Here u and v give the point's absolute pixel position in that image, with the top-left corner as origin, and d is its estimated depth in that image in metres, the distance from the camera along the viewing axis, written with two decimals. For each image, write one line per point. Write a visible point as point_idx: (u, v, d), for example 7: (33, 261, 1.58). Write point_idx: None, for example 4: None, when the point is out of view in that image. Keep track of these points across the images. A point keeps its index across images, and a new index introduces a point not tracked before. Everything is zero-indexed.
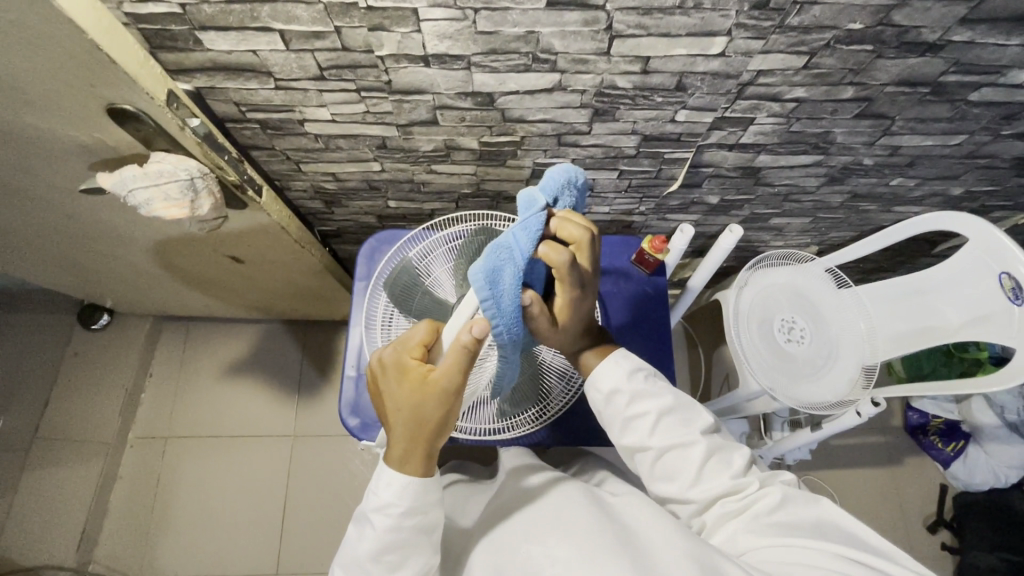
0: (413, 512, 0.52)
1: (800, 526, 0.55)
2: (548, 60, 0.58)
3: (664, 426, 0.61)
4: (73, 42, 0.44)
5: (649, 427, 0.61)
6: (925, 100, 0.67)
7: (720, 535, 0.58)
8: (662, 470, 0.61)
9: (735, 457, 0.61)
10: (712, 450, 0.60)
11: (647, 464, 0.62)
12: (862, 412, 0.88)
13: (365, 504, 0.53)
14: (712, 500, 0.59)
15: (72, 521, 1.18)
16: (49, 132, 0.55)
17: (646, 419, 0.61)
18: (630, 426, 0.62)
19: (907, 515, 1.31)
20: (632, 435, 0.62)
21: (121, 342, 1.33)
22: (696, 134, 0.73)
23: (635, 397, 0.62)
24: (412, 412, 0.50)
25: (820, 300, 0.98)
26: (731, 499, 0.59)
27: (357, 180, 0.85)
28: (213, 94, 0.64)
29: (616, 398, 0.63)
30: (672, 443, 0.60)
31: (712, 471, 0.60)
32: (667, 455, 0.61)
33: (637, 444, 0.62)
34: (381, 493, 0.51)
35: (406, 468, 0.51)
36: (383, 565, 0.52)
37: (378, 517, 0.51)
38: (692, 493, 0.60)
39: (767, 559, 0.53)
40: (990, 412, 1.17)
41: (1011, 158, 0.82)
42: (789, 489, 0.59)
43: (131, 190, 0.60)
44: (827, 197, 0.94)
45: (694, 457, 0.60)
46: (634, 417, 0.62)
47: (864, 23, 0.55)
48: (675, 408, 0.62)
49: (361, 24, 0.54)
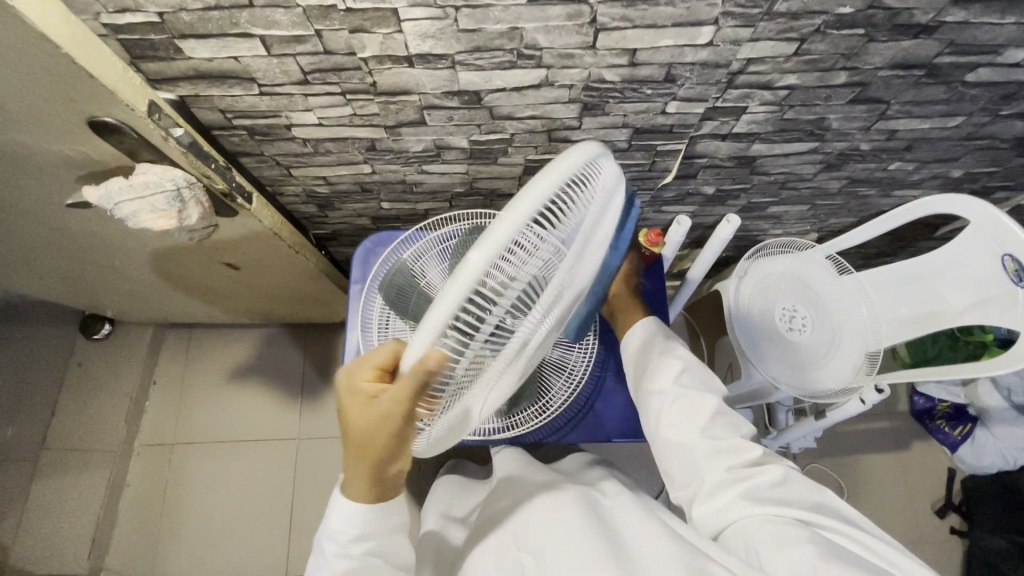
0: (367, 534, 0.52)
1: (799, 503, 0.55)
2: (534, 56, 0.57)
3: (684, 379, 0.63)
4: (48, 57, 0.44)
5: (672, 373, 0.63)
6: (921, 82, 0.66)
7: (714, 504, 0.57)
8: (670, 414, 0.61)
9: (743, 427, 0.61)
10: (721, 412, 0.61)
11: (660, 410, 0.62)
12: (866, 399, 0.87)
13: (329, 529, 0.52)
14: (720, 462, 0.58)
15: (83, 527, 1.20)
16: (33, 147, 0.54)
17: (670, 367, 0.64)
18: (657, 370, 0.64)
19: (915, 501, 1.30)
20: (656, 378, 0.64)
21: (124, 351, 1.34)
22: (688, 125, 0.72)
23: (668, 348, 0.66)
24: (348, 444, 0.47)
25: (823, 288, 0.96)
26: (737, 464, 0.58)
27: (348, 183, 0.85)
28: (197, 102, 0.64)
29: (650, 347, 0.67)
30: (688, 393, 0.61)
31: (719, 432, 0.59)
32: (684, 403, 0.61)
33: (658, 388, 0.63)
34: (329, 520, 0.52)
35: (350, 492, 0.51)
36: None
37: (351, 545, 0.52)
38: (697, 443, 0.59)
39: (763, 529, 0.52)
40: (996, 395, 1.18)
41: (1012, 138, 0.81)
42: (793, 471, 0.59)
43: (118, 203, 0.60)
44: (824, 183, 0.92)
45: (704, 415, 0.60)
46: (662, 363, 0.64)
47: (854, 7, 0.54)
48: (696, 368, 0.64)
49: (342, 27, 0.53)
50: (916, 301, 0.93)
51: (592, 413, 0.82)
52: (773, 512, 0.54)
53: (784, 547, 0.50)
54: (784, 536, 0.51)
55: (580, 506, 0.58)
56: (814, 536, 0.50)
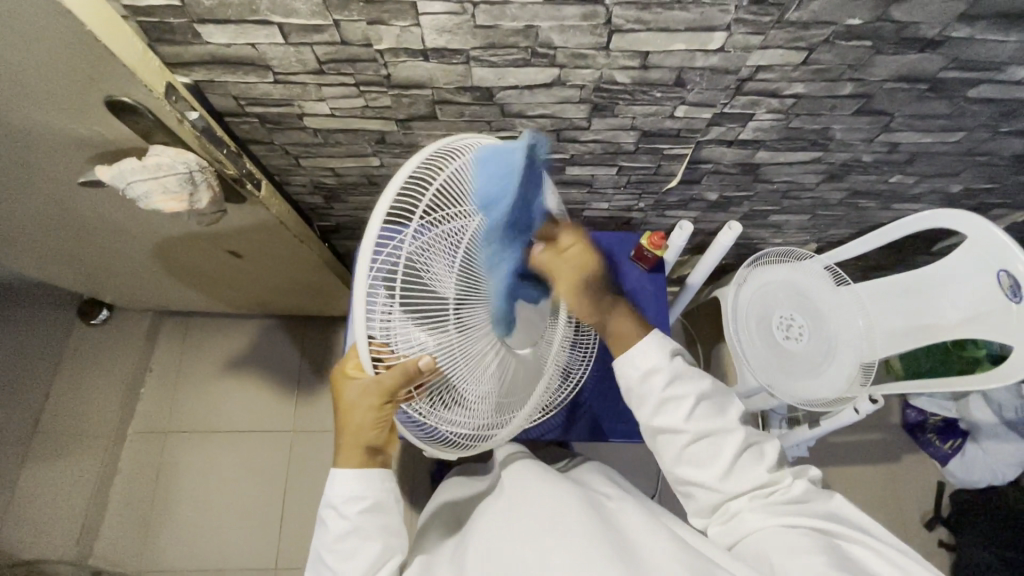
0: (355, 494, 0.55)
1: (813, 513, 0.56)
2: (547, 55, 0.58)
3: (699, 413, 0.60)
4: (71, 33, 0.44)
5: (686, 411, 0.59)
6: (924, 96, 0.67)
7: (732, 522, 0.58)
8: (687, 455, 0.60)
9: (765, 450, 0.61)
10: (746, 443, 0.60)
11: (675, 448, 0.60)
12: (860, 408, 0.89)
13: (329, 493, 0.55)
14: (742, 493, 0.58)
15: (72, 513, 1.19)
16: (48, 125, 0.55)
17: (683, 404, 0.60)
18: (667, 407, 0.60)
19: (905, 513, 1.31)
20: (666, 417, 0.60)
21: (120, 337, 1.34)
22: (695, 129, 0.73)
23: (675, 380, 0.61)
24: (344, 410, 0.54)
25: (819, 298, 0.99)
26: (761, 494, 0.58)
27: (356, 175, 0.86)
28: (212, 88, 0.64)
29: (655, 378, 0.61)
30: (705, 429, 0.59)
31: (744, 465, 0.59)
32: (701, 444, 0.59)
33: (668, 426, 0.60)
34: (335, 488, 0.55)
35: (346, 464, 0.55)
36: (353, 540, 0.54)
37: (349, 505, 0.55)
38: (720, 485, 0.58)
39: (777, 541, 0.53)
40: (988, 410, 1.19)
41: (1010, 156, 0.82)
42: (811, 486, 0.59)
43: (129, 182, 0.60)
44: (826, 194, 0.94)
45: (726, 450, 0.59)
46: (671, 400, 0.60)
47: (863, 19, 0.55)
48: (711, 398, 0.61)
49: (360, 18, 0.54)
50: (910, 315, 0.94)
51: (589, 413, 0.82)
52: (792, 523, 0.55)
53: (796, 554, 0.50)
54: (795, 546, 0.51)
55: (586, 506, 0.58)
56: (826, 546, 0.51)
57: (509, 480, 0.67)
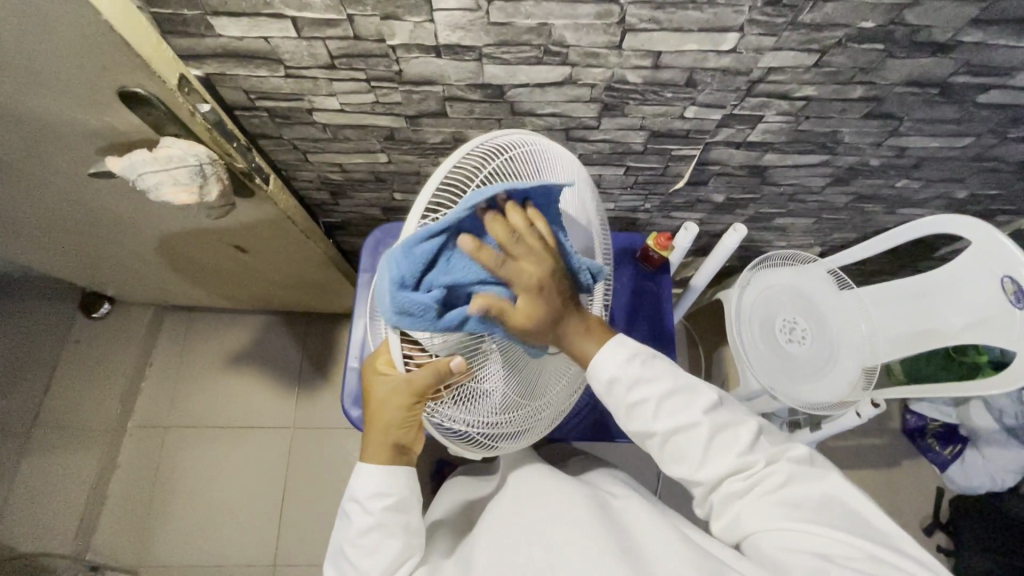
0: (380, 491, 0.55)
1: (805, 504, 0.52)
2: (560, 53, 0.58)
3: (666, 409, 0.54)
4: (87, 22, 0.44)
5: (651, 410, 0.54)
6: (934, 100, 0.67)
7: (726, 516, 0.55)
8: (666, 453, 0.55)
9: (741, 433, 0.54)
10: (717, 428, 0.54)
11: (653, 448, 0.56)
12: (862, 413, 0.88)
13: (355, 487, 0.55)
14: (720, 480, 0.54)
15: (71, 508, 1.18)
16: (59, 115, 0.54)
17: (647, 403, 0.54)
18: (634, 411, 0.54)
19: (904, 518, 1.31)
20: (636, 421, 0.54)
21: (122, 331, 1.34)
22: (704, 130, 0.73)
23: (636, 383, 0.54)
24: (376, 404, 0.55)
25: (822, 301, 0.99)
26: (739, 478, 0.53)
27: (363, 172, 0.85)
28: (223, 81, 0.64)
29: (620, 382, 0.54)
30: (675, 426, 0.54)
31: (716, 452, 0.54)
32: (677, 439, 0.54)
33: (641, 431, 0.55)
34: (360, 482, 0.55)
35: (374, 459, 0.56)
36: (375, 536, 0.54)
37: (374, 501, 0.54)
38: (702, 476, 0.54)
39: (777, 544, 0.51)
40: (988, 416, 1.17)
41: (1016, 162, 0.83)
42: (796, 465, 0.54)
43: (141, 174, 0.60)
44: (832, 198, 0.94)
45: (699, 441, 0.53)
46: (635, 404, 0.54)
47: (876, 22, 0.55)
48: (678, 389, 0.55)
49: (374, 13, 0.54)
50: (913, 320, 0.94)
51: (594, 413, 0.82)
52: (791, 517, 0.51)
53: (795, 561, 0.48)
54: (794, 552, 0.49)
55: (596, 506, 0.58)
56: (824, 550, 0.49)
57: (516, 482, 0.67)
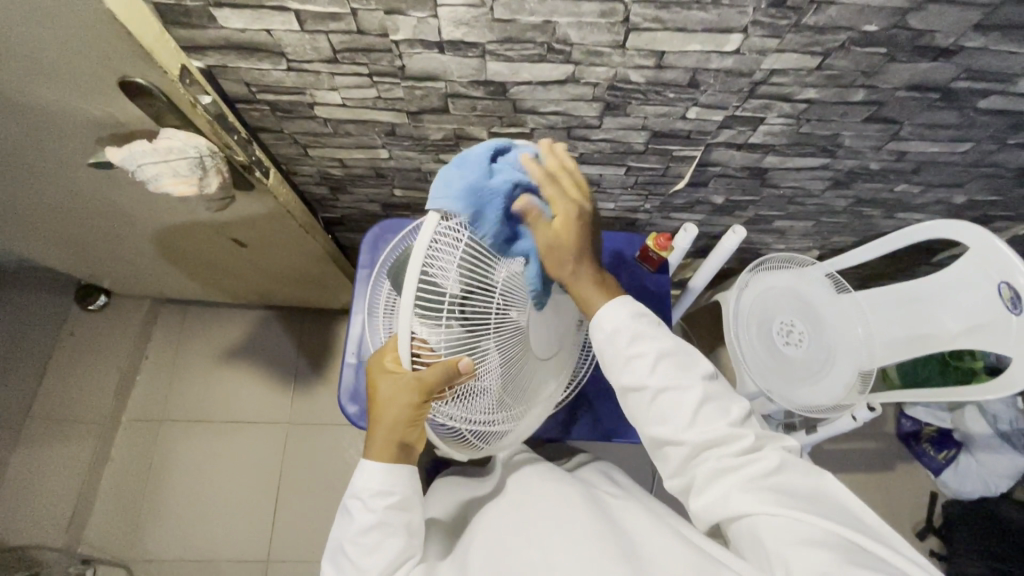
0: (383, 489, 0.55)
1: (796, 493, 0.51)
2: (563, 51, 0.58)
3: (662, 370, 0.55)
4: (88, 9, 0.44)
5: (648, 365, 0.54)
6: (935, 105, 0.68)
7: (711, 493, 0.53)
8: (655, 413, 0.55)
9: (733, 407, 0.55)
10: (710, 396, 0.54)
11: (641, 406, 0.55)
12: (858, 416, 0.89)
13: (356, 484, 0.55)
14: (705, 446, 0.53)
15: (63, 501, 1.18)
16: (58, 103, 0.54)
17: (644, 358, 0.54)
18: (631, 363, 0.55)
19: (898, 522, 1.31)
20: (630, 373, 0.55)
21: (117, 324, 1.33)
22: (706, 131, 0.73)
23: (636, 337, 0.55)
24: (381, 403, 0.54)
25: (819, 305, 1.00)
26: (727, 453, 0.53)
27: (363, 167, 0.85)
28: (224, 73, 0.64)
29: (619, 335, 0.55)
30: (668, 385, 0.54)
31: (707, 417, 0.54)
32: (668, 398, 0.54)
33: (633, 384, 0.55)
34: (361, 478, 0.55)
35: (379, 457, 0.55)
36: (375, 535, 0.54)
37: (377, 499, 0.54)
38: (687, 437, 0.53)
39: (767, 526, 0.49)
40: (982, 421, 1.20)
41: (1015, 168, 0.83)
42: (788, 456, 0.54)
43: (140, 165, 0.60)
44: (831, 201, 0.94)
45: (689, 404, 0.54)
46: (633, 356, 0.55)
47: (879, 25, 0.55)
48: (675, 351, 0.56)
49: (377, 7, 0.53)
50: (910, 324, 0.94)
51: (591, 412, 0.82)
52: (780, 502, 0.50)
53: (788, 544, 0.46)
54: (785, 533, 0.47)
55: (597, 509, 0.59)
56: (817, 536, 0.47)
57: (515, 484, 0.67)
